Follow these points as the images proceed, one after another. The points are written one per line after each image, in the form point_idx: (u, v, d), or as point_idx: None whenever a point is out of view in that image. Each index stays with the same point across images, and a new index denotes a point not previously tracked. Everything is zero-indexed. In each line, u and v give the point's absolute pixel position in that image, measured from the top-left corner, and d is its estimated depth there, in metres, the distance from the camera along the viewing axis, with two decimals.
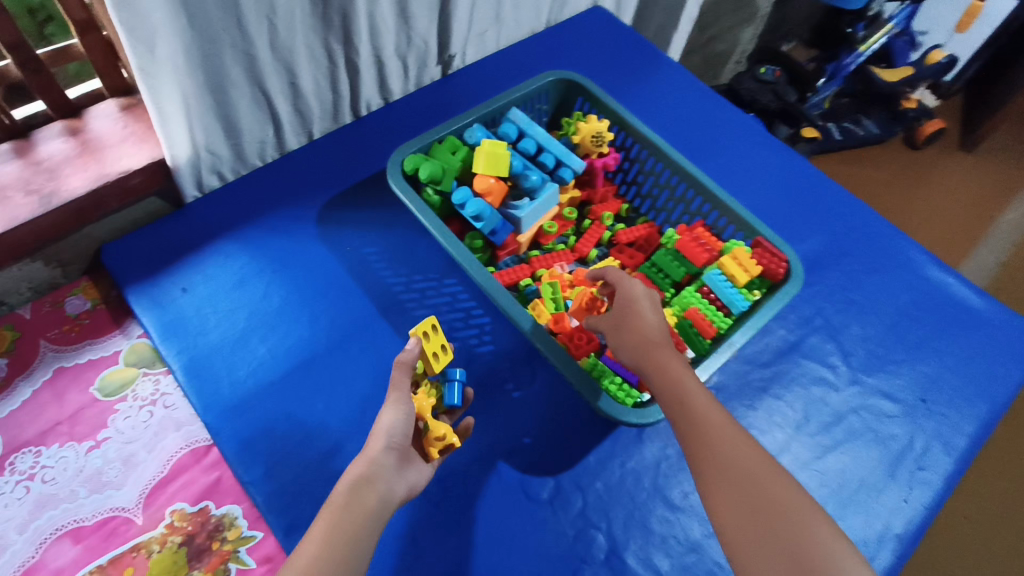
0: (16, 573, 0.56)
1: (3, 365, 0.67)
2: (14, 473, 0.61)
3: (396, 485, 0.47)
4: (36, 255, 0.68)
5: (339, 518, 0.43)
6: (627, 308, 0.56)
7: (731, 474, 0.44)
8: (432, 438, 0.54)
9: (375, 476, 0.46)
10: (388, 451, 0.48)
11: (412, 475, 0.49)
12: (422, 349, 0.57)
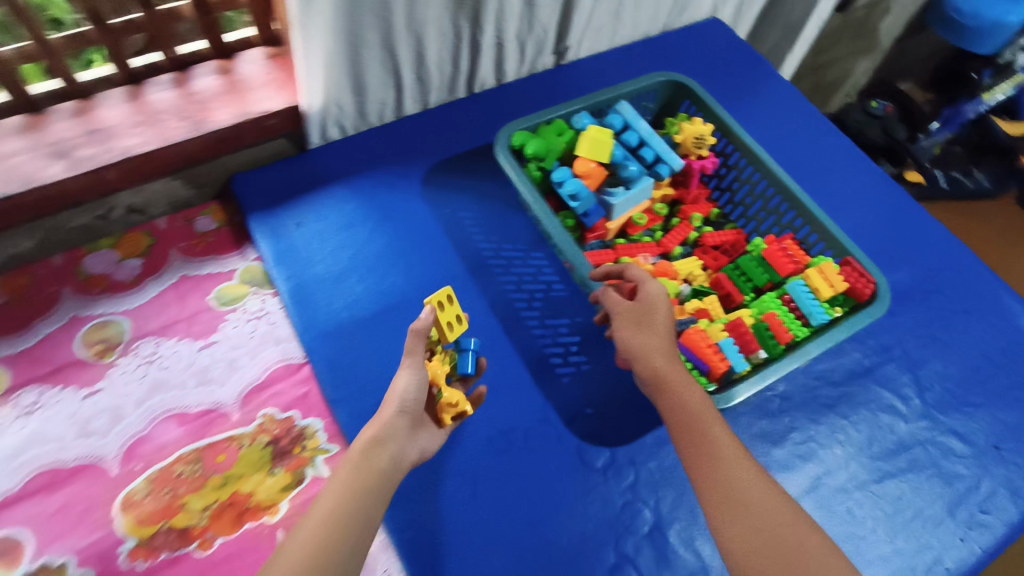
0: (128, 441, 0.64)
1: (139, 265, 0.76)
2: (137, 357, 0.69)
3: (406, 449, 0.52)
4: (180, 173, 0.77)
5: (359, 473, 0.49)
6: (649, 309, 0.59)
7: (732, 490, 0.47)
8: (445, 404, 0.57)
9: (387, 439, 0.51)
10: (400, 416, 0.52)
11: (419, 442, 0.54)
12: (436, 318, 0.58)
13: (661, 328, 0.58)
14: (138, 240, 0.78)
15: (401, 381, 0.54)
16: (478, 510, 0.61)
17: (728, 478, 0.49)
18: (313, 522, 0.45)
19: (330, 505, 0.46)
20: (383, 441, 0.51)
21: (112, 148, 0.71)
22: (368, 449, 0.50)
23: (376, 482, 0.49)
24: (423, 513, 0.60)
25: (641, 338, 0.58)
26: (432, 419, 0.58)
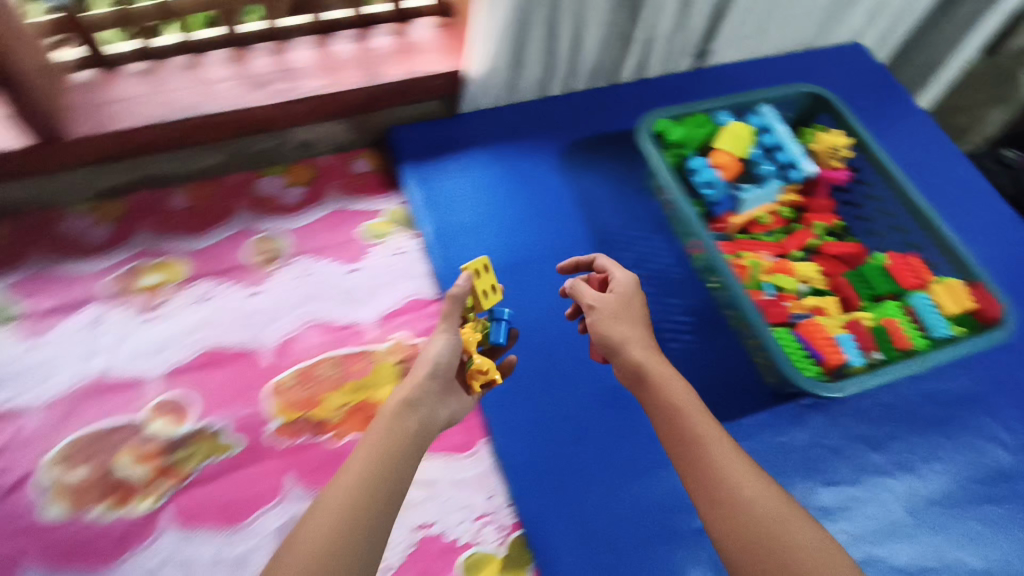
0: (281, 338, 0.73)
1: (302, 193, 0.85)
2: (294, 270, 0.78)
3: (437, 412, 0.52)
4: (349, 118, 0.86)
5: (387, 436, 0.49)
6: (626, 299, 0.60)
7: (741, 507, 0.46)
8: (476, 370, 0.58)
9: (419, 402, 0.51)
10: (432, 380, 0.53)
11: (447, 407, 0.53)
12: (472, 283, 0.60)
13: (637, 316, 0.59)
14: (303, 171, 0.87)
15: (437, 344, 0.55)
16: (580, 454, 0.66)
17: (729, 488, 0.47)
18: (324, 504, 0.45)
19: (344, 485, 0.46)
20: (415, 407, 0.51)
21: (298, 87, 0.81)
22: (395, 416, 0.50)
23: (401, 440, 0.49)
24: (531, 447, 0.66)
25: (619, 327, 0.58)
26: (461, 384, 0.58)
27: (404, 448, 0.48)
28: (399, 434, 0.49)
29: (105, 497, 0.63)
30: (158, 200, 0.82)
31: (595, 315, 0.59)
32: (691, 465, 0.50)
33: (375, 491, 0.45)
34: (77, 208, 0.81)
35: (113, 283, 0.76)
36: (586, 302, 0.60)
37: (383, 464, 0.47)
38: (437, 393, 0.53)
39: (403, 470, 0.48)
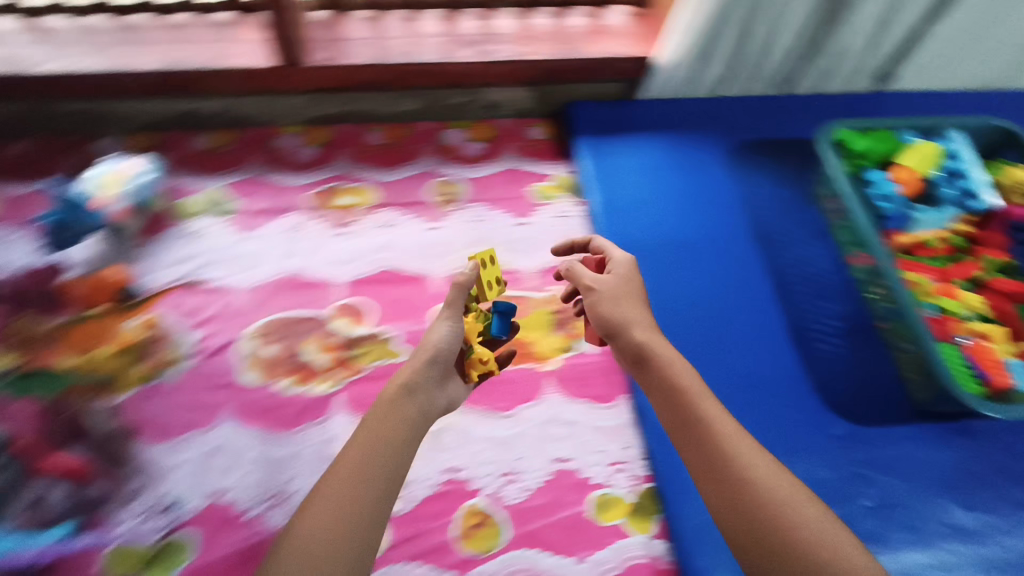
0: (451, 271, 0.80)
1: (482, 148, 0.92)
2: (468, 214, 0.85)
3: (436, 397, 0.56)
4: (537, 86, 0.93)
5: (385, 425, 0.51)
6: (628, 281, 0.61)
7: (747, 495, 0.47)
8: (475, 359, 0.62)
9: (417, 388, 0.55)
10: (431, 365, 0.57)
11: (440, 381, 0.57)
12: (478, 273, 0.64)
13: (636, 295, 0.61)
14: (485, 129, 0.94)
15: (437, 330, 0.59)
16: None
17: (734, 475, 0.49)
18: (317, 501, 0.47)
19: (337, 477, 0.48)
20: (409, 391, 0.54)
21: (499, 51, 0.89)
22: (392, 402, 0.53)
23: (396, 429, 0.52)
24: None
25: (619, 307, 0.60)
26: (459, 371, 0.62)
27: (398, 428, 0.52)
28: (393, 419, 0.52)
29: (290, 374, 0.72)
30: (357, 133, 0.92)
31: (596, 296, 0.61)
32: (690, 456, 0.52)
33: (363, 488, 0.47)
34: (290, 128, 0.91)
35: (313, 198, 0.86)
36: (586, 285, 0.62)
37: (373, 451, 0.50)
38: (434, 376, 0.57)
39: (399, 457, 0.50)
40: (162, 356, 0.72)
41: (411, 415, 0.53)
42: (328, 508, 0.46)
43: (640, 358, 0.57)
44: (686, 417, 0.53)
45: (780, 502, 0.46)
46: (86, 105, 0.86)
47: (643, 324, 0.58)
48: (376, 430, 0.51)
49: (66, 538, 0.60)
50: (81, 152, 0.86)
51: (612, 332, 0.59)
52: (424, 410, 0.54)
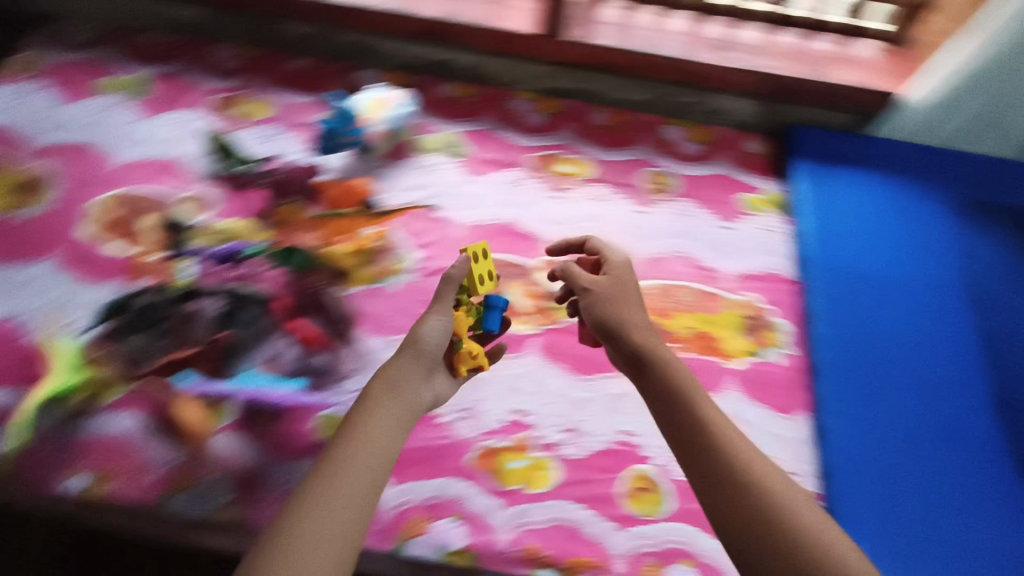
0: (653, 255, 0.83)
1: (700, 149, 0.94)
2: (676, 207, 0.88)
3: (422, 391, 0.54)
4: (767, 101, 0.94)
5: (362, 429, 0.49)
6: (623, 284, 0.61)
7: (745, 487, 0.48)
8: (466, 355, 0.59)
9: (402, 381, 0.53)
10: (415, 360, 0.55)
11: (427, 377, 0.55)
12: (469, 267, 0.64)
13: (634, 298, 0.60)
14: (705, 131, 0.96)
15: (429, 327, 0.57)
16: (897, 467, 0.69)
17: (734, 465, 0.49)
18: (299, 504, 0.44)
19: (320, 479, 0.46)
20: (396, 388, 0.52)
21: (738, 57, 0.92)
22: (374, 400, 0.51)
23: (372, 432, 0.49)
24: (853, 440, 0.71)
25: (615, 308, 0.59)
26: (448, 366, 0.59)
27: (385, 426, 0.49)
28: (382, 419, 0.50)
29: None
30: (585, 111, 0.97)
31: (592, 297, 0.61)
32: (685, 443, 0.51)
33: (346, 489, 0.45)
34: (526, 94, 0.98)
35: (536, 159, 0.92)
36: (582, 286, 0.62)
37: (360, 451, 0.47)
38: (423, 371, 0.55)
39: (378, 454, 0.48)
40: (388, 263, 0.80)
41: (399, 413, 0.51)
42: (315, 514, 0.43)
43: (636, 359, 0.56)
44: (682, 420, 0.52)
45: (778, 496, 0.48)
46: (361, 37, 0.97)
47: (638, 325, 0.58)
48: (364, 426, 0.49)
49: (300, 391, 0.71)
50: (348, 77, 0.97)
51: (607, 332, 0.58)
52: (412, 411, 0.52)
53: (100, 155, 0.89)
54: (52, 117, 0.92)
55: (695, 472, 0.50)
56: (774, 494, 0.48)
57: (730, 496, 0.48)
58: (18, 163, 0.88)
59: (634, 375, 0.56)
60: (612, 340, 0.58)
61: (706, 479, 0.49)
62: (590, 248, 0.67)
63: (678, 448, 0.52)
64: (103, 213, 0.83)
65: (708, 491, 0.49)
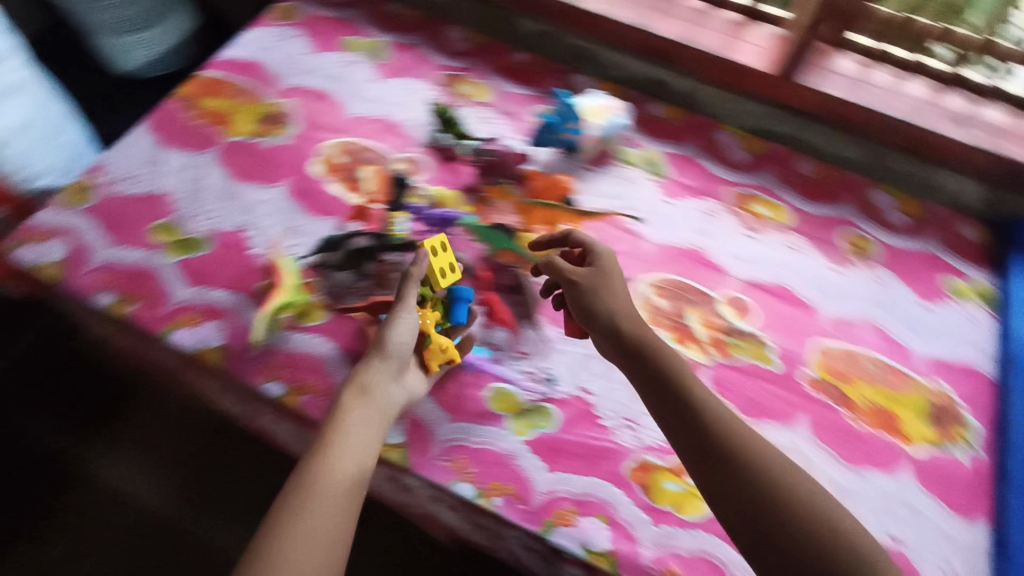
0: (841, 317, 0.81)
1: (908, 221, 0.90)
2: (875, 275, 0.85)
3: (391, 391, 0.65)
4: (993, 186, 0.89)
5: (340, 425, 0.60)
6: (608, 277, 0.67)
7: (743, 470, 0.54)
8: (437, 350, 0.70)
9: (371, 387, 0.64)
10: (385, 361, 0.66)
11: (395, 373, 0.66)
12: (427, 265, 0.71)
13: (618, 285, 0.67)
14: (915, 205, 0.92)
15: (399, 333, 0.67)
16: None
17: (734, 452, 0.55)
18: (297, 494, 0.55)
19: (311, 474, 0.56)
20: (367, 391, 0.64)
21: (977, 134, 0.88)
22: (348, 404, 0.62)
23: (350, 425, 0.61)
24: None
25: (602, 301, 0.66)
26: (420, 364, 0.71)
27: (361, 426, 0.61)
28: (358, 423, 0.61)
29: (670, 329, 0.78)
30: (792, 157, 0.95)
31: (577, 288, 0.67)
32: (679, 433, 0.58)
33: (334, 476, 0.56)
34: (733, 128, 0.97)
35: (735, 195, 0.91)
36: (571, 277, 0.68)
37: (341, 450, 0.58)
38: (392, 372, 0.66)
39: (359, 443, 0.60)
40: None
41: (371, 415, 0.63)
42: (311, 508, 0.54)
43: (634, 346, 0.63)
44: (680, 405, 0.58)
45: (776, 467, 0.55)
46: (589, 44, 1.00)
47: (623, 313, 0.65)
48: (342, 432, 0.60)
49: (485, 358, 0.75)
50: (566, 79, 1.01)
51: (591, 312, 0.66)
52: (385, 412, 0.64)
53: (336, 103, 0.97)
54: (302, 61, 1.01)
55: (689, 455, 0.57)
56: (782, 469, 0.55)
57: (734, 476, 0.54)
58: (267, 96, 0.97)
59: (625, 359, 0.63)
60: (604, 325, 0.64)
61: (708, 456, 0.55)
62: (572, 239, 0.73)
63: (675, 427, 0.58)
64: (331, 156, 0.91)
65: (710, 473, 0.55)
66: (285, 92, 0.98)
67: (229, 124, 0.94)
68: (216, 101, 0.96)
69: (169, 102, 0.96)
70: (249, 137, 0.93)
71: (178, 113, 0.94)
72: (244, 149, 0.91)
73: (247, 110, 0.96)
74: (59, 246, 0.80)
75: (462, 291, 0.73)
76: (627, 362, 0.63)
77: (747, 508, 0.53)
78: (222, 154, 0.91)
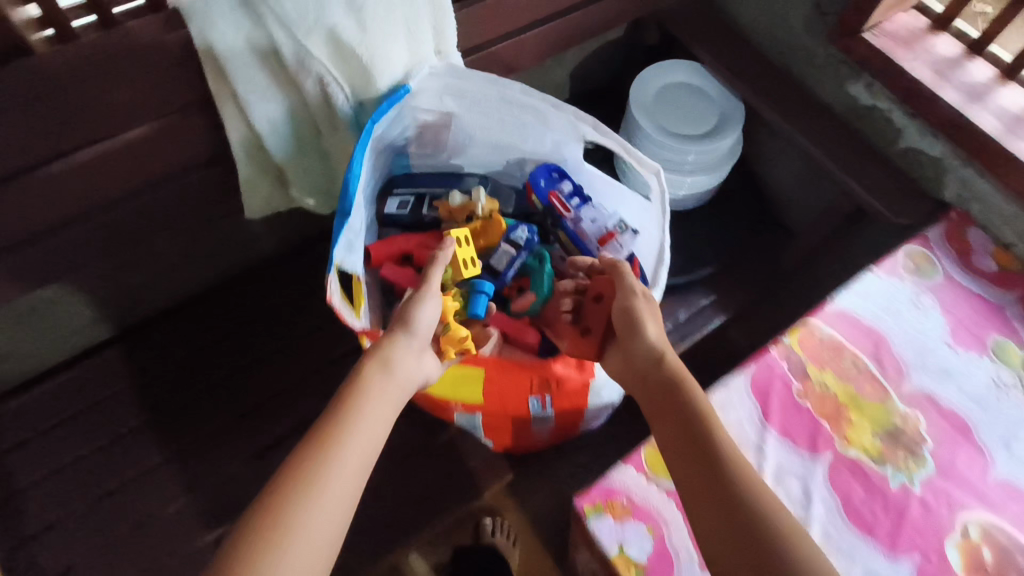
0: None
1: None
2: None
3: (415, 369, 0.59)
4: None
5: (366, 386, 0.55)
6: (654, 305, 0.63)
7: (730, 496, 0.48)
8: (453, 338, 0.64)
9: (393, 358, 0.57)
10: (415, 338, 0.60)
11: (420, 343, 0.60)
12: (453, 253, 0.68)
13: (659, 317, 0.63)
14: None
15: (427, 311, 0.62)
16: None
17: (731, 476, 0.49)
18: (304, 468, 0.48)
19: (323, 451, 0.49)
20: (391, 365, 0.57)
21: None
22: (375, 369, 0.56)
23: (376, 387, 0.55)
24: None
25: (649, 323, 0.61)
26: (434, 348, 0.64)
27: (379, 402, 0.54)
28: (375, 391, 0.54)
29: None
30: None
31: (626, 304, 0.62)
32: (682, 456, 0.52)
33: (356, 446, 0.50)
34: None
35: None
36: (625, 296, 0.63)
37: (357, 425, 0.52)
38: (415, 349, 0.59)
39: (381, 411, 0.54)
40: None
41: (391, 383, 0.56)
42: (327, 478, 0.47)
43: (658, 379, 0.57)
44: (684, 431, 0.53)
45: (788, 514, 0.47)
46: None
47: (657, 341, 0.60)
48: (360, 403, 0.53)
49: None
50: None
51: (633, 332, 0.61)
52: (404, 383, 0.57)
53: (980, 447, 0.72)
54: (937, 353, 0.77)
55: (684, 473, 0.51)
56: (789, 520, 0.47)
57: (718, 513, 0.48)
58: (891, 397, 0.74)
59: (650, 385, 0.58)
60: (644, 348, 0.60)
61: (699, 475, 0.50)
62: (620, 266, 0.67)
63: (677, 446, 0.53)
64: (972, 541, 0.67)
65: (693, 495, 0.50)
66: (914, 397, 0.74)
67: (844, 427, 0.71)
68: (829, 375, 0.74)
69: (769, 347, 0.76)
70: (870, 459, 0.70)
71: (782, 375, 0.74)
72: (862, 476, 0.69)
73: (869, 410, 0.73)
74: (643, 537, 0.64)
75: (481, 283, 0.70)
76: (652, 395, 0.57)
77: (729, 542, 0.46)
78: (831, 472, 0.69)
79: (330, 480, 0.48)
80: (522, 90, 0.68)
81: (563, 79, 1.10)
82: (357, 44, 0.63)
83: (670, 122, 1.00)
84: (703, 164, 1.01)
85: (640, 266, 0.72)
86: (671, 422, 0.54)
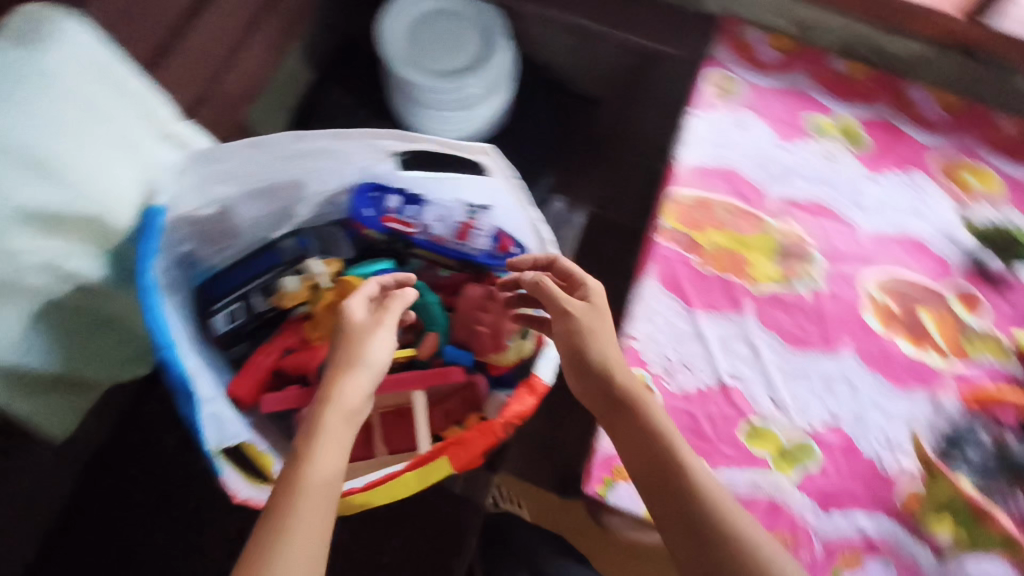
0: None
1: None
2: None
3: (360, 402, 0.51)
4: None
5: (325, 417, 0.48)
6: (601, 317, 0.57)
7: (684, 498, 0.48)
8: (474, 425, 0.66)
9: (341, 394, 0.49)
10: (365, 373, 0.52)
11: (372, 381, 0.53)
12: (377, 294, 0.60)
13: (612, 330, 0.57)
14: None
15: (374, 341, 0.53)
16: None
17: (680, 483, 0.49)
18: (261, 546, 0.42)
19: (282, 503, 0.43)
20: (340, 399, 0.49)
21: None
22: (333, 398, 0.49)
23: (331, 423, 0.48)
24: None
25: (591, 342, 0.55)
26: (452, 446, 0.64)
27: (335, 437, 0.47)
28: (330, 439, 0.47)
29: None
30: None
31: (568, 324, 0.57)
32: (640, 460, 0.51)
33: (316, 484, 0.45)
34: None
35: None
36: (562, 314, 0.57)
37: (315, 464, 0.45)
38: (365, 378, 0.51)
39: (338, 444, 0.47)
40: None
41: (347, 429, 0.48)
42: (293, 523, 0.42)
43: (609, 395, 0.54)
44: (639, 439, 0.51)
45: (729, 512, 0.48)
46: None
47: (601, 357, 0.55)
48: (317, 443, 0.47)
49: None
50: None
51: (579, 359, 0.55)
52: (355, 419, 0.50)
53: (844, 219, 0.80)
54: (777, 159, 0.83)
55: (639, 475, 0.51)
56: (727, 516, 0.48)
57: (666, 509, 0.49)
58: (764, 221, 0.79)
59: (601, 402, 0.54)
60: (589, 369, 0.54)
61: (656, 478, 0.50)
62: (555, 266, 0.62)
63: (633, 451, 0.51)
64: (879, 301, 0.76)
65: (650, 497, 0.50)
66: (782, 209, 0.80)
67: (748, 271, 0.76)
68: (713, 234, 0.77)
69: (655, 239, 0.77)
70: (780, 285, 0.75)
71: (678, 258, 0.76)
72: (783, 304, 0.74)
73: (756, 243, 0.77)
74: None
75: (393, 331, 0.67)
76: (602, 404, 0.54)
77: (683, 534, 0.47)
78: (760, 315, 0.74)
79: (293, 545, 0.42)
80: (297, 138, 0.57)
81: (302, 66, 0.95)
82: (73, 204, 0.48)
83: (438, 60, 0.93)
84: (493, 82, 0.94)
85: (511, 238, 0.69)
86: (628, 429, 0.52)
